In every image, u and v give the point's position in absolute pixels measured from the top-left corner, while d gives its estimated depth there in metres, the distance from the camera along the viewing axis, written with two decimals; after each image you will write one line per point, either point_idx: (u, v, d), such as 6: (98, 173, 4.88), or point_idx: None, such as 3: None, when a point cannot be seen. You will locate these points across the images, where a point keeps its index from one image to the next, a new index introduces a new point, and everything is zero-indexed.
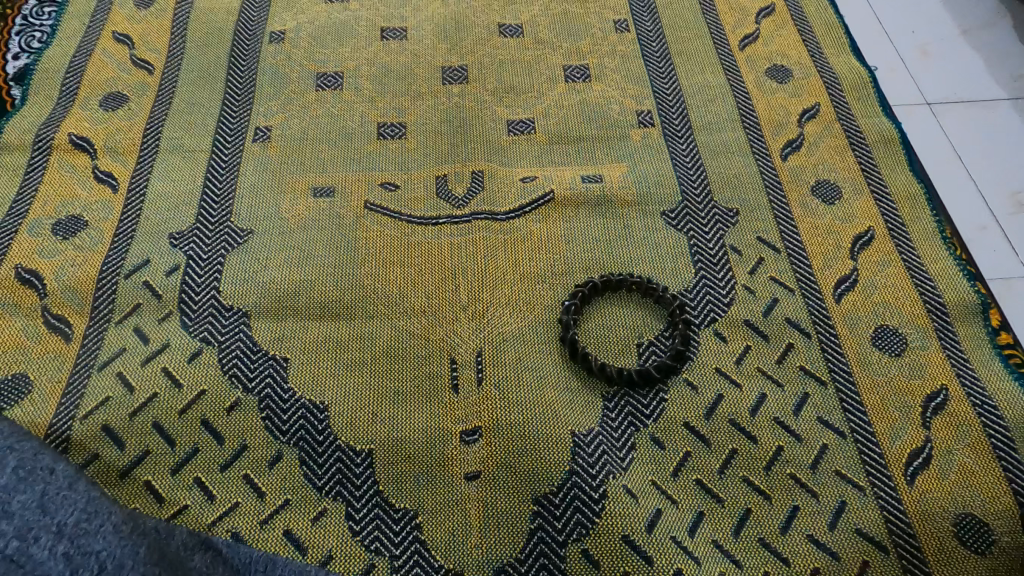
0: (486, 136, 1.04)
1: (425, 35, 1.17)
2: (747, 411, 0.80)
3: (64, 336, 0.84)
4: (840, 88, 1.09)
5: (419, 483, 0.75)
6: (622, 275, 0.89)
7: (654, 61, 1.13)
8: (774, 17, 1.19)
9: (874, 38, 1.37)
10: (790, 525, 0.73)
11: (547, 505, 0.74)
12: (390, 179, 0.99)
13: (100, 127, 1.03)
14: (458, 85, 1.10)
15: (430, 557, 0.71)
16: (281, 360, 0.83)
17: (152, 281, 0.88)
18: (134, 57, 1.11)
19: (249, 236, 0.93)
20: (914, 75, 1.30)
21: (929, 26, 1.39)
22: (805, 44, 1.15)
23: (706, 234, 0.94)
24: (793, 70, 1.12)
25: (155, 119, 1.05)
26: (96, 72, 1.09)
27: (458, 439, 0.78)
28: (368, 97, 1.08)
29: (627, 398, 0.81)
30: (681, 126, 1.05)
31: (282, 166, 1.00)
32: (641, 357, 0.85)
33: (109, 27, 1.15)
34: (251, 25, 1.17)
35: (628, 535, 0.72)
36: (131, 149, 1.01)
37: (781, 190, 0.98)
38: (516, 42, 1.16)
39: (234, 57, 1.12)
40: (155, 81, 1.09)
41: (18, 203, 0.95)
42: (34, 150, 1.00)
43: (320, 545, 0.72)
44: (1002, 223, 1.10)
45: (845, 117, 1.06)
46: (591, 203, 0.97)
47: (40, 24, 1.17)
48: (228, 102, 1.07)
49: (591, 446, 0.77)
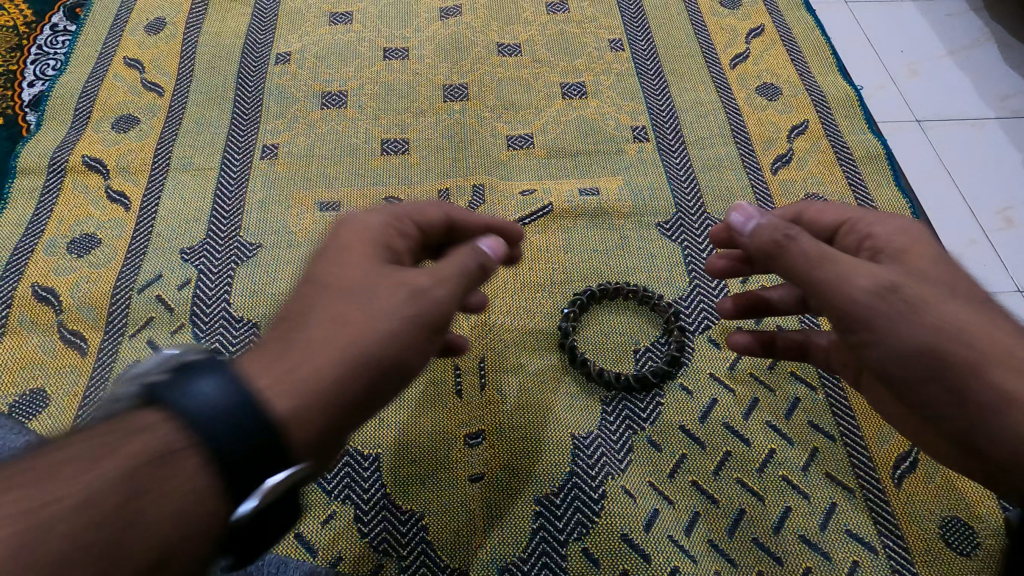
0: (486, 151, 1.08)
1: (426, 54, 1.21)
2: (740, 415, 0.83)
3: (80, 349, 0.87)
4: (827, 105, 1.14)
5: (425, 486, 0.78)
6: (619, 284, 0.92)
7: (648, 79, 1.17)
8: (763, 37, 1.23)
9: (863, 55, 1.42)
10: (783, 525, 0.75)
11: (549, 506, 0.76)
12: (394, 193, 1.03)
13: (113, 148, 1.07)
14: (459, 103, 1.14)
15: (437, 558, 0.73)
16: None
17: (164, 295, 0.91)
18: (145, 80, 1.15)
19: (258, 250, 0.96)
20: (903, 92, 1.35)
21: (917, 45, 1.44)
22: (793, 62, 1.20)
23: (699, 245, 0.98)
24: (782, 88, 1.16)
25: (165, 140, 1.08)
26: (108, 95, 1.13)
27: (462, 442, 0.80)
28: (372, 114, 1.12)
29: (625, 403, 0.84)
30: (675, 142, 1.09)
31: (289, 182, 1.03)
32: (638, 363, 0.87)
33: (121, 51, 1.19)
34: (258, 47, 1.21)
35: (626, 534, 0.74)
36: (143, 168, 1.05)
37: (771, 202, 1.02)
38: (514, 60, 1.20)
39: (242, 78, 1.16)
40: (166, 102, 1.13)
41: (35, 223, 0.98)
42: (49, 171, 1.04)
43: (330, 548, 0.74)
44: (990, 237, 1.14)
45: (832, 133, 1.10)
46: (588, 216, 1.00)
47: (54, 52, 1.23)
48: (236, 121, 1.11)
49: (590, 449, 0.80)
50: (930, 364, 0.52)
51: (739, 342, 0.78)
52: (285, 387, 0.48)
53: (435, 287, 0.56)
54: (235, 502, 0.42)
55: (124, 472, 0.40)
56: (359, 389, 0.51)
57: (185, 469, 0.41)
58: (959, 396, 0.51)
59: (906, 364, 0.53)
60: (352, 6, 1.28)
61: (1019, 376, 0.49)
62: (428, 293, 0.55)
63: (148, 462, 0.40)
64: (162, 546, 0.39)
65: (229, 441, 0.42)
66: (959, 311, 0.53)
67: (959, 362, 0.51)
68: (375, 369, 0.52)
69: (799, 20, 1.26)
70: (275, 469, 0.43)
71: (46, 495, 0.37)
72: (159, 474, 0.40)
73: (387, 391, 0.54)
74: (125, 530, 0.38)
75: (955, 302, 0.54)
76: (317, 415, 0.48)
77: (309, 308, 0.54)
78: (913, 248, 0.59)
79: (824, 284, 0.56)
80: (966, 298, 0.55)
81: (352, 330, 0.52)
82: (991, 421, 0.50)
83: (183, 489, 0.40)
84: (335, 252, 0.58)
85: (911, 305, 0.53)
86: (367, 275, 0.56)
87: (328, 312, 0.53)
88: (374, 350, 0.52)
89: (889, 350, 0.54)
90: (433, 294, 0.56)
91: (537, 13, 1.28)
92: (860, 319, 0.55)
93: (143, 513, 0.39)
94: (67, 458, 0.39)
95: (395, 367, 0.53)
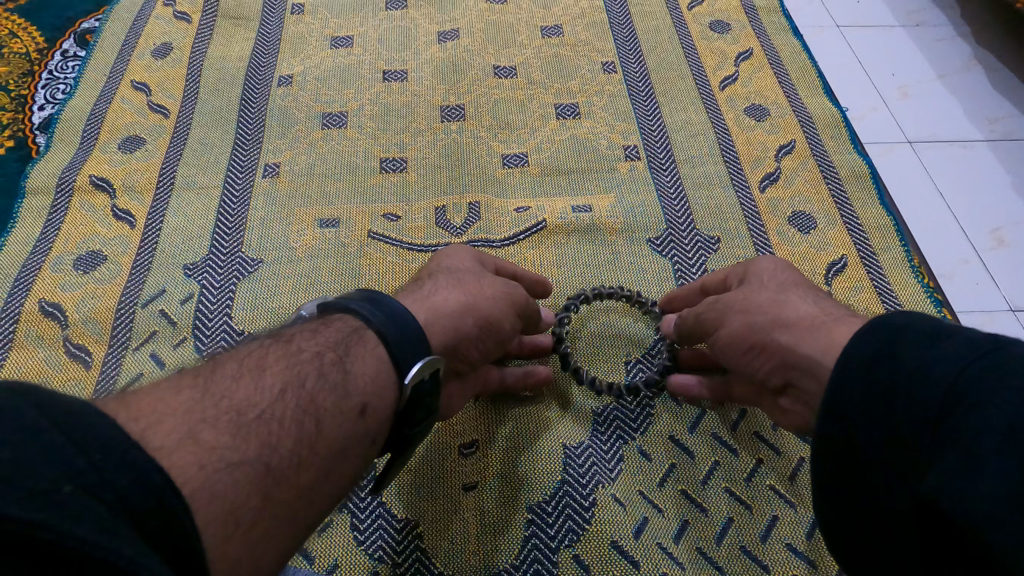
0: (481, 170, 1.11)
1: (424, 77, 1.24)
2: (728, 426, 0.85)
3: (85, 363, 0.89)
4: (814, 126, 1.17)
5: (420, 495, 0.79)
6: (612, 289, 0.94)
7: (640, 100, 1.21)
8: (752, 60, 1.27)
9: (856, 78, 1.45)
10: (770, 534, 0.77)
11: (540, 513, 0.78)
12: (392, 210, 1.05)
13: (119, 168, 1.10)
14: (455, 123, 1.17)
15: (431, 565, 0.74)
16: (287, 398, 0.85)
17: (168, 310, 0.94)
18: (152, 103, 1.19)
19: (259, 266, 0.99)
20: (895, 114, 1.38)
21: (908, 69, 1.48)
22: (780, 85, 1.23)
23: (689, 261, 1.00)
24: (770, 109, 1.19)
25: (170, 159, 1.11)
26: (115, 118, 1.16)
27: (457, 452, 0.82)
28: (371, 134, 1.16)
29: (616, 413, 0.86)
30: (665, 160, 1.12)
31: (289, 201, 1.06)
32: (628, 374, 0.89)
33: (128, 76, 1.23)
34: (261, 70, 1.25)
35: (616, 540, 0.76)
36: (148, 187, 1.08)
37: (760, 218, 1.05)
38: (509, 82, 1.24)
39: (246, 101, 1.20)
40: (171, 124, 1.16)
41: (43, 240, 1.01)
42: (57, 191, 1.06)
43: (326, 555, 0.75)
44: (982, 257, 1.17)
45: (818, 152, 1.13)
46: (580, 233, 1.03)
47: (64, 77, 1.27)
48: (240, 142, 1.14)
49: (581, 459, 0.82)
50: (748, 342, 0.69)
51: (680, 381, 0.84)
52: (421, 309, 0.68)
53: (515, 287, 0.78)
54: (401, 376, 0.59)
55: (333, 344, 0.58)
56: (473, 328, 0.70)
57: (369, 345, 0.59)
58: (769, 349, 0.66)
59: (733, 348, 0.71)
60: (353, 31, 1.32)
61: (804, 326, 0.64)
62: (511, 291, 0.77)
63: (346, 339, 0.59)
64: (371, 392, 0.57)
65: (392, 332, 0.60)
66: (764, 296, 0.70)
67: (761, 326, 0.68)
68: (482, 316, 0.71)
69: (786, 44, 1.30)
70: (412, 365, 0.60)
71: (292, 353, 0.56)
72: (358, 342, 0.59)
73: (481, 344, 0.72)
74: (345, 375, 0.56)
75: (772, 293, 0.71)
76: (440, 330, 0.67)
77: (433, 275, 0.76)
78: (759, 265, 0.76)
79: (698, 312, 0.77)
80: (778, 286, 0.72)
81: (464, 289, 0.73)
82: (796, 355, 0.63)
83: (370, 358, 0.59)
84: (444, 255, 0.81)
85: (728, 305, 0.72)
86: (467, 268, 0.78)
87: (448, 277, 0.75)
88: (481, 302, 0.72)
89: (723, 340, 0.72)
90: (514, 291, 0.77)
91: (532, 36, 1.32)
92: (705, 327, 0.76)
93: (352, 368, 0.57)
94: (297, 334, 0.59)
95: (492, 325, 0.72)
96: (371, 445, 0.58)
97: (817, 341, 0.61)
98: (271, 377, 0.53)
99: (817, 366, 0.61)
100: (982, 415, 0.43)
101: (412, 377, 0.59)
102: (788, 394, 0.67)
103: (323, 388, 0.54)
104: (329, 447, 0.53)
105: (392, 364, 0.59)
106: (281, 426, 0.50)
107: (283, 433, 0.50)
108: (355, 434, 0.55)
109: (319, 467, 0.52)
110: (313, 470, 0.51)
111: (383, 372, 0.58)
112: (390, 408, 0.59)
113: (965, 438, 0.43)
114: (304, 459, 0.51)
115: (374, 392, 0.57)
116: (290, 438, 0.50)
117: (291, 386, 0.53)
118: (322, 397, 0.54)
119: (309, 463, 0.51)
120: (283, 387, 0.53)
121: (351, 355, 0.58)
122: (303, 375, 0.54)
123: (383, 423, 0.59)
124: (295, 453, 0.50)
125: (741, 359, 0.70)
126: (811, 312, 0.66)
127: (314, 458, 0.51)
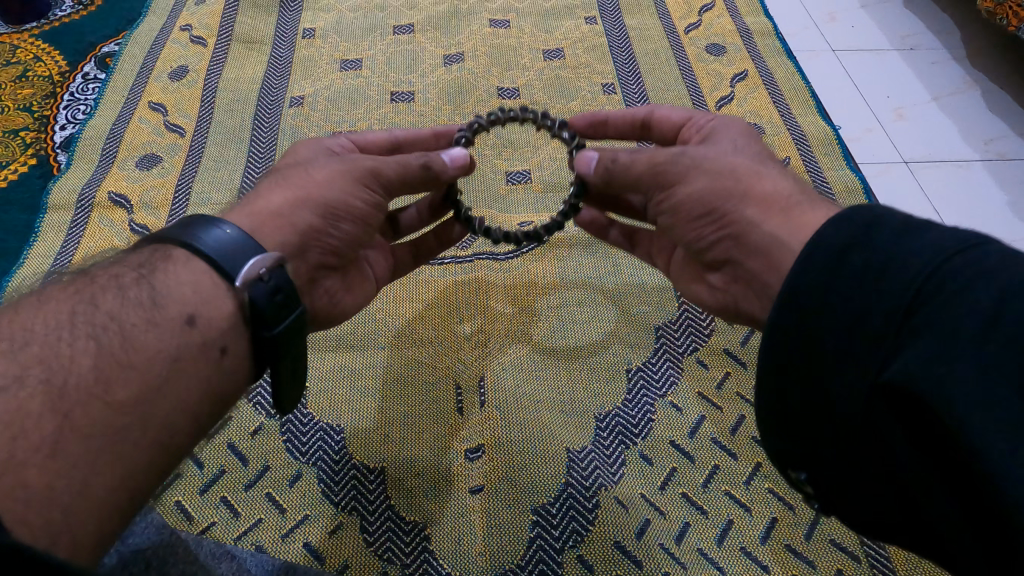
0: (487, 185, 1.15)
1: (431, 97, 1.29)
2: (727, 431, 0.87)
3: None
4: (808, 144, 1.21)
5: (427, 498, 0.81)
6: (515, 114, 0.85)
7: None
8: (746, 81, 1.32)
9: (849, 98, 1.50)
10: (769, 535, 0.79)
11: (545, 515, 0.80)
12: None
13: (137, 184, 1.14)
14: None
15: (439, 565, 0.77)
16: (307, 414, 0.88)
17: None
18: (168, 122, 1.23)
19: None
20: (890, 134, 1.43)
21: (902, 91, 1.52)
22: (774, 104, 1.27)
23: None
24: (765, 127, 1.24)
25: (185, 176, 1.15)
26: (133, 136, 1.21)
27: (462, 456, 0.84)
28: None
29: (618, 419, 0.88)
30: None
31: None
32: (630, 382, 0.92)
33: (145, 97, 1.27)
34: (273, 91, 1.29)
35: (619, 540, 0.78)
36: (164, 203, 1.12)
37: None
38: (513, 102, 1.28)
39: (259, 120, 1.24)
40: (186, 142, 1.21)
41: (63, 253, 1.04)
42: (78, 207, 1.10)
43: (337, 556, 0.77)
44: None
45: (812, 169, 1.17)
46: (582, 245, 1.06)
47: (85, 99, 1.31)
48: (253, 160, 1.18)
49: (584, 463, 0.84)
50: (709, 206, 0.66)
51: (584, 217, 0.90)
52: (246, 217, 0.68)
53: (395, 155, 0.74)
54: (231, 278, 0.60)
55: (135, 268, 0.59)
56: (310, 219, 0.69)
57: (177, 261, 0.60)
58: (736, 217, 0.65)
59: (687, 208, 0.68)
60: (362, 54, 1.37)
61: (774, 212, 0.64)
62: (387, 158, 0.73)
63: (153, 262, 0.60)
64: (187, 304, 0.58)
65: (206, 247, 0.60)
66: (741, 161, 0.67)
67: (734, 193, 0.65)
68: (320, 205, 0.70)
69: (780, 65, 1.35)
70: (248, 260, 0.60)
71: (88, 283, 0.57)
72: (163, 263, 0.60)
73: (334, 230, 0.71)
74: (151, 294, 0.57)
75: (742, 156, 0.69)
76: (275, 231, 0.67)
77: (269, 177, 0.74)
78: (727, 129, 0.74)
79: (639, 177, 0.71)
80: (755, 156, 0.69)
81: (303, 177, 0.71)
82: (754, 232, 0.64)
83: (184, 271, 0.60)
84: (294, 149, 0.79)
85: (697, 160, 0.67)
86: (318, 153, 0.76)
87: (279, 173, 0.74)
88: (333, 184, 0.71)
89: (682, 198, 0.68)
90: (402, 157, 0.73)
91: (534, 59, 1.37)
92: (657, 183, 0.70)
93: (158, 287, 0.58)
94: (98, 268, 0.60)
95: (337, 210, 0.70)
96: (217, 350, 0.59)
97: (788, 223, 0.63)
98: (57, 304, 0.54)
99: (779, 244, 0.62)
100: (953, 319, 0.44)
101: (243, 278, 0.59)
102: (724, 269, 0.70)
103: (121, 308, 0.55)
104: (145, 359, 0.54)
105: (215, 272, 0.60)
106: (71, 347, 0.51)
107: (76, 354, 0.51)
108: (184, 346, 0.57)
109: (135, 383, 0.53)
110: (131, 388, 0.52)
111: (208, 281, 0.60)
112: (229, 313, 0.60)
113: (927, 348, 0.45)
114: (108, 376, 0.51)
115: (197, 301, 0.58)
116: (89, 359, 0.51)
117: (81, 310, 0.54)
118: (129, 315, 0.55)
119: (118, 379, 0.52)
120: (73, 312, 0.54)
121: (158, 274, 0.59)
122: (97, 299, 0.55)
123: (230, 331, 0.60)
124: (95, 369, 0.51)
125: (691, 222, 0.69)
126: (787, 190, 0.65)
127: (127, 373, 0.52)
